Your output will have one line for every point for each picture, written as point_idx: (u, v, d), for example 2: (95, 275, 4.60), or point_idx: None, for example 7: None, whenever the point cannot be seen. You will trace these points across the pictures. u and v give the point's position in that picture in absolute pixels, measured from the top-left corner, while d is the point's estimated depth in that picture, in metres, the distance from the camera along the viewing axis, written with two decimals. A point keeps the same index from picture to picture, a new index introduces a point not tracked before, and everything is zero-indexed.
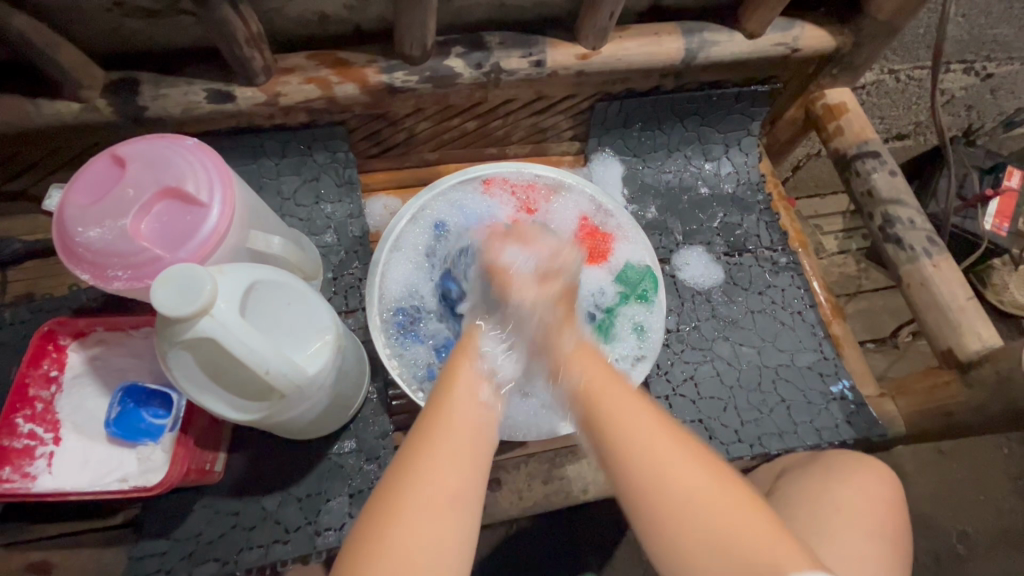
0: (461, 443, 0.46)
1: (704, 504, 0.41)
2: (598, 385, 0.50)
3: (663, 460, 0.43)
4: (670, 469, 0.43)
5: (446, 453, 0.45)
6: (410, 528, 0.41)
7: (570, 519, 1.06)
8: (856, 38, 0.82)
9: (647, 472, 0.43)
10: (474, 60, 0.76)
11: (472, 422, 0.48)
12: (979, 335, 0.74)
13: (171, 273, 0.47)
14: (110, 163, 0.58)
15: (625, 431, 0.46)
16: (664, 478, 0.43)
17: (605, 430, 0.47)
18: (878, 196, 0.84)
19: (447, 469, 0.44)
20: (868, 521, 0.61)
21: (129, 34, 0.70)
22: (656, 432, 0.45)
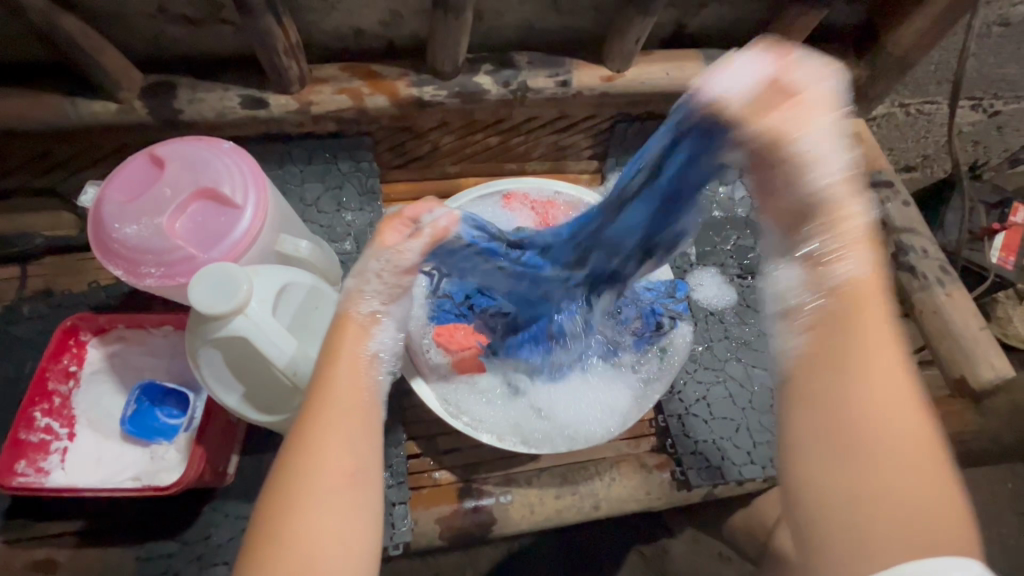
0: (347, 420, 0.45)
1: (907, 464, 0.38)
2: (862, 297, 0.43)
3: (888, 405, 0.39)
4: (879, 401, 0.39)
5: (341, 434, 0.44)
6: (301, 499, 0.42)
7: (577, 540, 1.05)
8: (871, 70, 0.84)
9: (868, 403, 0.39)
10: (502, 78, 0.78)
11: (354, 391, 0.47)
12: (991, 364, 0.74)
13: (210, 271, 0.48)
14: (148, 163, 0.59)
15: (833, 370, 0.41)
16: (881, 415, 0.39)
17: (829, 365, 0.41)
18: (891, 224, 0.84)
19: (339, 449, 0.44)
20: None
21: (170, 39, 0.72)
22: (891, 369, 0.40)
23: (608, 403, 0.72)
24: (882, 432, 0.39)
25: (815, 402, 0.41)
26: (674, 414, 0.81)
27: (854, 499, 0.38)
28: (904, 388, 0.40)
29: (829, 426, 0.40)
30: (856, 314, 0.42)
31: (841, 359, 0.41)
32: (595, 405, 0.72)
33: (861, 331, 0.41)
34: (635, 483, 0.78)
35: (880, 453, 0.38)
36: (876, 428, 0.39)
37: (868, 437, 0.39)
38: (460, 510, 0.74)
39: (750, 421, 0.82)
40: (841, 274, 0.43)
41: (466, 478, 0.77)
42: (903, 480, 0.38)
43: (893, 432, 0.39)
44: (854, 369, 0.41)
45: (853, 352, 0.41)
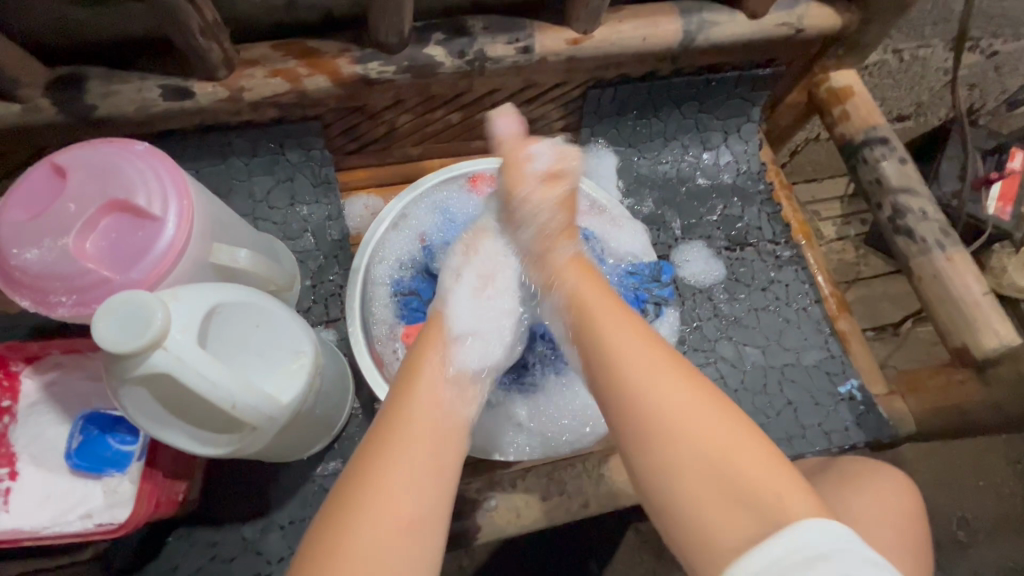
0: (426, 456, 0.44)
1: (694, 421, 0.41)
2: (599, 302, 0.50)
3: (664, 385, 0.43)
4: (664, 399, 0.43)
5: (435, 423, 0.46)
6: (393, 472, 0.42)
7: (574, 528, 1.02)
8: (865, 15, 0.76)
9: (619, 370, 0.45)
10: (456, 47, 0.69)
11: (438, 429, 0.46)
12: (997, 332, 0.68)
13: (116, 302, 0.41)
14: (49, 174, 0.51)
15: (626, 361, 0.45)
16: (652, 396, 0.43)
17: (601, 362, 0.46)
18: (887, 185, 0.78)
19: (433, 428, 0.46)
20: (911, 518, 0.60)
21: (73, 24, 0.63)
22: (651, 355, 0.45)
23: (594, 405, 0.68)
24: (656, 420, 0.42)
25: (628, 428, 0.43)
26: None
27: (685, 482, 0.40)
28: (668, 366, 0.44)
29: (630, 411, 0.43)
30: (596, 315, 0.49)
31: (617, 346, 0.46)
32: (576, 406, 0.68)
33: (610, 334, 0.47)
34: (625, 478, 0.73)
35: (675, 436, 0.41)
36: (656, 412, 0.42)
37: (663, 422, 0.42)
38: None
39: (741, 403, 0.80)
40: (561, 294, 0.53)
41: None
42: (708, 438, 0.40)
43: (688, 426, 0.41)
44: (617, 360, 0.45)
45: (616, 372, 0.45)
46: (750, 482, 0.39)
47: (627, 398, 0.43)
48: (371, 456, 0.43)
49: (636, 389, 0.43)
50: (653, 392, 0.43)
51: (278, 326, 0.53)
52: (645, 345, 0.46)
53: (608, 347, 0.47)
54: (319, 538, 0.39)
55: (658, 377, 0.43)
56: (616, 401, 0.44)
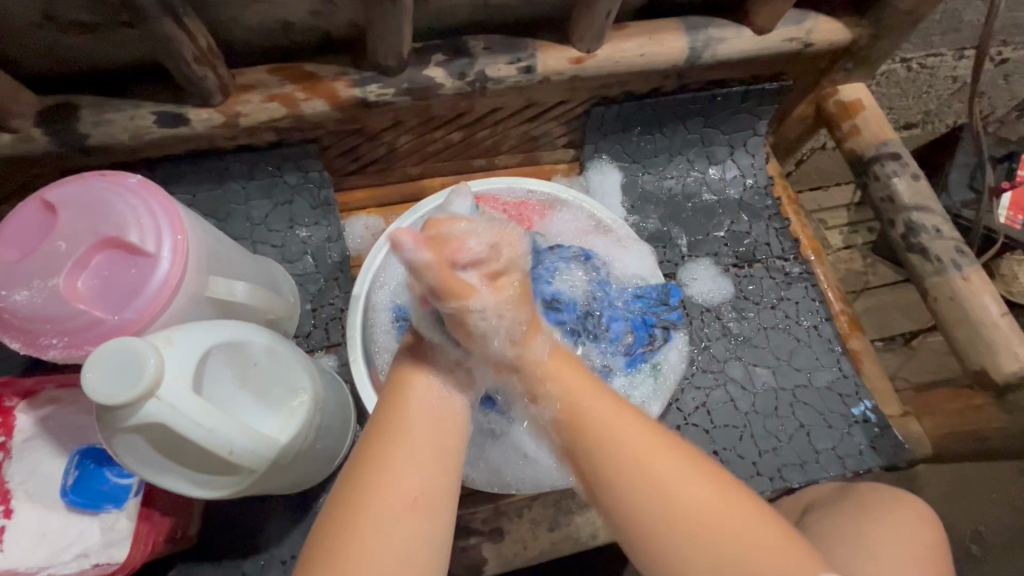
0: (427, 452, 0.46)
1: (708, 512, 0.42)
2: (591, 402, 0.47)
3: (680, 476, 0.44)
4: (679, 487, 0.43)
5: (420, 435, 0.46)
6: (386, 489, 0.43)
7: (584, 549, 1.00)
8: (875, 29, 0.75)
9: (620, 477, 0.44)
10: (456, 69, 0.68)
11: (430, 446, 0.46)
12: (1017, 354, 0.66)
13: (106, 350, 0.40)
14: (40, 211, 0.50)
15: (614, 442, 0.45)
16: (658, 489, 0.43)
17: (593, 456, 0.46)
18: (900, 202, 0.76)
19: (425, 445, 0.46)
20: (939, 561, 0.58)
21: (65, 51, 0.62)
22: (634, 442, 0.45)
23: None
24: (669, 511, 0.43)
25: (629, 512, 0.44)
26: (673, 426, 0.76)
27: (697, 566, 0.42)
28: (677, 459, 0.45)
29: (638, 505, 0.43)
30: (591, 430, 0.46)
31: (602, 429, 0.46)
32: None
33: (602, 431, 0.46)
34: None
35: (691, 531, 0.42)
36: (671, 498, 0.43)
37: (668, 516, 0.42)
38: (448, 551, 0.68)
39: (752, 427, 0.78)
40: (554, 403, 0.48)
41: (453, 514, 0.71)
42: (721, 528, 0.42)
43: (699, 516, 0.42)
44: (625, 455, 0.45)
45: (604, 455, 0.45)
46: (754, 560, 0.41)
47: (643, 483, 0.43)
48: (366, 473, 0.44)
49: (651, 480, 0.43)
50: (673, 482, 0.43)
51: (276, 363, 0.51)
52: (631, 420, 0.46)
53: (587, 424, 0.46)
54: (323, 540, 0.42)
55: (670, 464, 0.44)
56: (612, 483, 0.44)
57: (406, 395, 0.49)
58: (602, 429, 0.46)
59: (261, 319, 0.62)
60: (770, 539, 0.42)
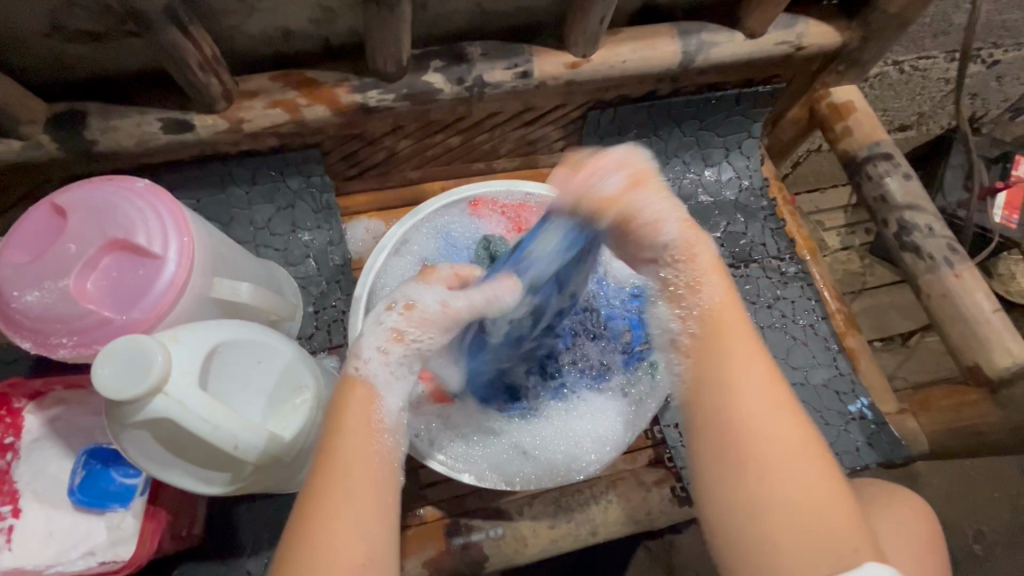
0: (376, 500, 0.43)
1: (790, 461, 0.40)
2: (736, 322, 0.47)
3: (783, 416, 0.42)
4: (776, 426, 0.42)
5: (358, 482, 0.43)
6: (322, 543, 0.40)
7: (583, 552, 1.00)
8: (865, 32, 0.76)
9: (723, 386, 0.44)
10: (455, 74, 0.70)
11: (370, 484, 0.43)
12: (1009, 350, 0.67)
13: (115, 347, 0.41)
14: (49, 214, 0.51)
15: (730, 361, 0.44)
16: (749, 419, 0.42)
17: (705, 369, 0.45)
18: (892, 201, 0.78)
19: (362, 490, 0.42)
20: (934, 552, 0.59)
21: (73, 59, 0.63)
22: (761, 370, 0.44)
23: (599, 431, 0.66)
24: (761, 437, 0.41)
25: (714, 432, 0.43)
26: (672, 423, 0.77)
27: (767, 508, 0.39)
28: (778, 399, 0.43)
29: (729, 428, 0.42)
30: (725, 337, 0.46)
31: (724, 343, 0.46)
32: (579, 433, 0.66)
33: (728, 346, 0.45)
34: (633, 504, 0.72)
35: (769, 470, 0.40)
36: (762, 431, 0.41)
37: (759, 446, 0.41)
38: (449, 549, 0.69)
39: None
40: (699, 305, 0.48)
41: (453, 513, 0.71)
42: (796, 473, 0.40)
43: (786, 457, 0.41)
44: (730, 377, 0.44)
45: (718, 368, 0.44)
46: (819, 520, 0.39)
47: (741, 408, 0.42)
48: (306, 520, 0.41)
49: (748, 405, 0.42)
50: (769, 415, 0.42)
51: (280, 361, 0.53)
52: (753, 346, 0.46)
53: (724, 339, 0.46)
54: None
55: (777, 405, 0.43)
56: (713, 405, 0.43)
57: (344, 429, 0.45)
58: (718, 350, 0.45)
59: (264, 320, 0.63)
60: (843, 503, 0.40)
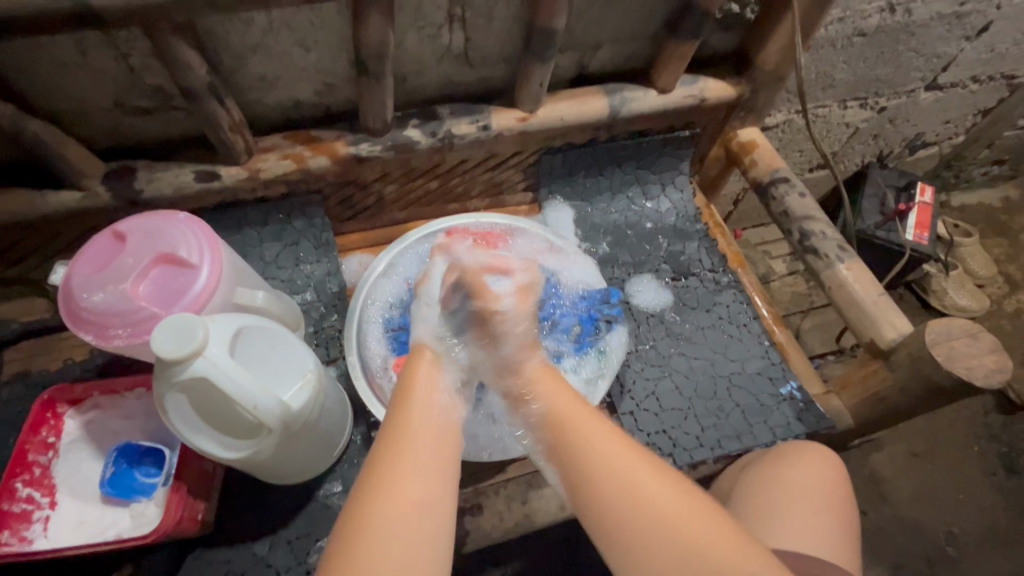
0: (433, 451, 0.55)
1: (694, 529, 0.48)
2: (572, 413, 0.60)
3: (616, 464, 0.54)
4: (638, 483, 0.52)
5: (418, 431, 0.56)
6: (394, 471, 0.51)
7: (571, 539, 1.03)
8: (753, 86, 0.97)
9: (600, 461, 0.54)
10: (429, 129, 0.88)
11: (429, 421, 0.57)
12: (894, 325, 0.81)
13: (169, 322, 0.54)
14: (109, 237, 0.65)
15: (580, 432, 0.58)
16: (633, 485, 0.52)
17: (581, 441, 0.57)
18: (792, 215, 0.95)
19: (432, 437, 0.56)
20: (838, 486, 0.70)
21: (129, 129, 0.81)
22: (610, 437, 0.56)
23: None
24: (642, 496, 0.51)
25: (598, 486, 0.53)
26: (626, 412, 0.90)
27: (655, 548, 0.48)
28: (632, 456, 0.54)
29: (624, 487, 0.52)
30: (569, 430, 0.58)
31: (564, 418, 0.60)
32: None
33: (587, 429, 0.57)
34: None
35: (659, 532, 0.49)
36: (634, 486, 0.51)
37: (639, 501, 0.51)
38: None
39: (695, 409, 0.91)
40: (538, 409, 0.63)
41: None
42: (667, 510, 0.49)
43: (664, 509, 0.50)
44: (582, 444, 0.57)
45: (583, 444, 0.56)
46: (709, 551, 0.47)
47: (601, 469, 0.54)
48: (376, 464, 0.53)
49: (611, 461, 0.54)
50: (642, 477, 0.52)
51: (290, 347, 0.65)
52: (611, 433, 0.57)
53: (569, 424, 0.59)
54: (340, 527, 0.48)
55: (634, 461, 0.53)
56: (587, 467, 0.54)
57: (410, 393, 0.61)
58: (569, 421, 0.59)
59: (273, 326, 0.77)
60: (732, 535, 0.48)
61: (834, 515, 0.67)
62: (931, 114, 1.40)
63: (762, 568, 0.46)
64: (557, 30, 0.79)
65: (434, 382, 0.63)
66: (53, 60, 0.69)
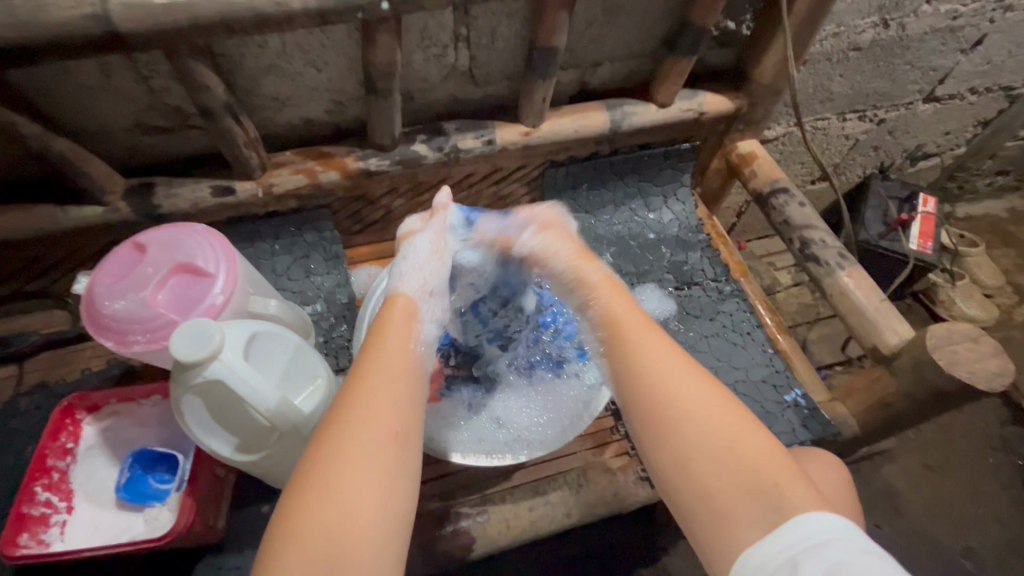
0: (405, 407, 0.52)
1: (727, 442, 0.49)
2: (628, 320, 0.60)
3: (676, 385, 0.54)
4: (686, 406, 0.52)
5: (388, 384, 0.53)
6: (359, 431, 0.48)
7: (578, 550, 1.03)
8: (750, 99, 0.99)
9: (657, 378, 0.55)
10: (435, 144, 0.91)
11: (404, 372, 0.54)
12: (896, 330, 0.82)
13: (187, 326, 0.56)
14: (131, 248, 0.68)
15: (638, 355, 0.57)
16: (682, 408, 0.52)
17: (632, 361, 0.57)
18: (793, 224, 0.96)
19: (405, 395, 0.52)
20: (845, 484, 0.70)
21: (149, 147, 0.85)
22: (665, 355, 0.56)
23: (556, 406, 0.81)
24: (693, 417, 0.51)
25: (648, 414, 0.54)
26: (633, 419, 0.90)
27: (698, 466, 0.49)
28: (689, 378, 0.54)
29: (670, 412, 0.52)
30: (619, 339, 0.59)
31: (621, 328, 0.60)
32: (552, 413, 0.80)
33: (638, 342, 0.58)
34: (602, 486, 0.82)
35: (709, 453, 0.49)
36: (682, 412, 0.52)
37: (690, 422, 0.51)
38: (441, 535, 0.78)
39: None
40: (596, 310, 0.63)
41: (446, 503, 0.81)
42: (716, 434, 0.50)
43: (712, 433, 0.50)
44: (638, 363, 0.56)
45: (638, 354, 0.57)
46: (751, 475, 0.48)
47: (655, 388, 0.54)
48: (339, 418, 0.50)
49: (662, 382, 0.54)
50: (690, 398, 0.53)
51: (301, 353, 0.67)
52: (662, 339, 0.58)
53: (620, 327, 0.60)
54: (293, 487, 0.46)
55: (687, 384, 0.54)
56: (647, 383, 0.55)
57: (385, 343, 0.57)
58: (628, 335, 0.59)
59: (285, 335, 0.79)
60: (790, 471, 0.48)
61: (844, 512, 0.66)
62: (930, 125, 1.41)
63: (809, 506, 0.45)
64: (557, 48, 0.82)
65: (409, 333, 0.60)
66: (82, 82, 0.73)
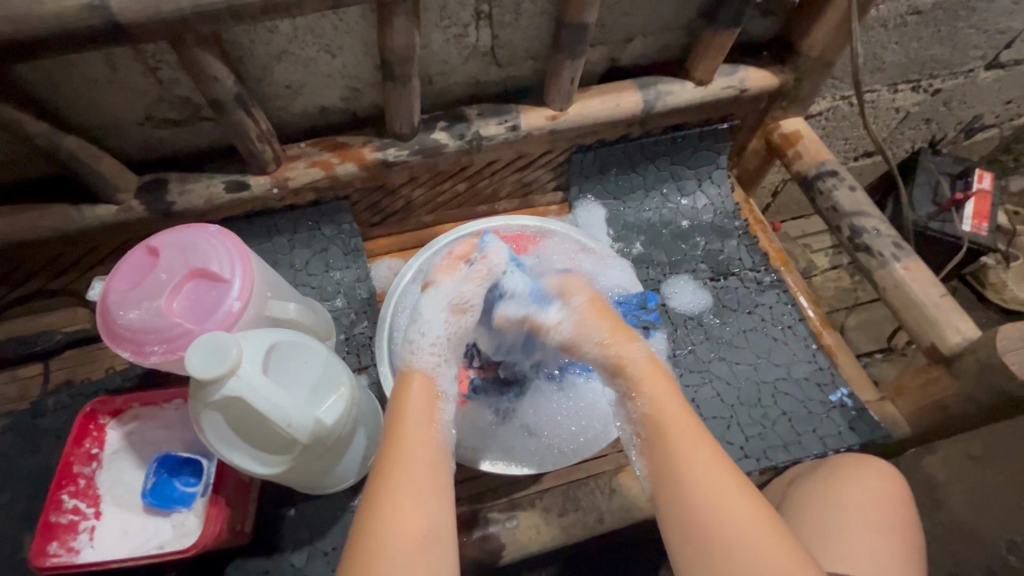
0: (427, 483, 0.53)
1: (737, 519, 0.50)
2: (678, 420, 0.57)
3: (700, 461, 0.53)
4: (707, 479, 0.52)
5: (416, 461, 0.54)
6: (398, 505, 0.51)
7: (608, 547, 1.01)
8: (796, 74, 0.91)
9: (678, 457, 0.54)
10: (456, 131, 0.85)
11: (424, 449, 0.55)
12: (958, 328, 0.76)
13: (202, 341, 0.53)
14: (143, 252, 0.65)
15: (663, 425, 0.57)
16: (699, 483, 0.52)
17: (660, 433, 0.56)
18: (842, 210, 0.89)
19: (425, 477, 0.53)
20: (895, 500, 0.66)
21: (161, 141, 0.82)
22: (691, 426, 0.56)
23: (587, 411, 0.79)
24: (704, 490, 0.52)
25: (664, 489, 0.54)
26: None
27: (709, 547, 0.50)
28: (712, 458, 0.54)
29: (687, 485, 0.53)
30: (669, 428, 0.56)
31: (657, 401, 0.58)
32: (583, 419, 0.78)
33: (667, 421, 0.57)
34: (635, 491, 0.79)
35: (727, 535, 0.49)
36: (704, 485, 0.52)
37: (703, 498, 0.51)
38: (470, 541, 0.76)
39: (739, 417, 0.87)
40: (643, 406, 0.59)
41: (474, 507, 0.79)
42: (728, 513, 0.50)
43: (724, 506, 0.51)
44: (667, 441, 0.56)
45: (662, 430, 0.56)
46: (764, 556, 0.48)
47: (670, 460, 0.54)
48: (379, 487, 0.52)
49: (677, 456, 0.54)
50: (705, 473, 0.53)
51: (321, 361, 0.64)
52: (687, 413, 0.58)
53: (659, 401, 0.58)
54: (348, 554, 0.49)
55: (702, 458, 0.54)
56: (669, 456, 0.55)
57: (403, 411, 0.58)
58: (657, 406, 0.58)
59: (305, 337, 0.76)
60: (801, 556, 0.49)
61: (891, 532, 0.63)
62: (990, 94, 1.30)
63: None
64: (588, 24, 0.75)
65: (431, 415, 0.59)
66: (86, 75, 0.69)
